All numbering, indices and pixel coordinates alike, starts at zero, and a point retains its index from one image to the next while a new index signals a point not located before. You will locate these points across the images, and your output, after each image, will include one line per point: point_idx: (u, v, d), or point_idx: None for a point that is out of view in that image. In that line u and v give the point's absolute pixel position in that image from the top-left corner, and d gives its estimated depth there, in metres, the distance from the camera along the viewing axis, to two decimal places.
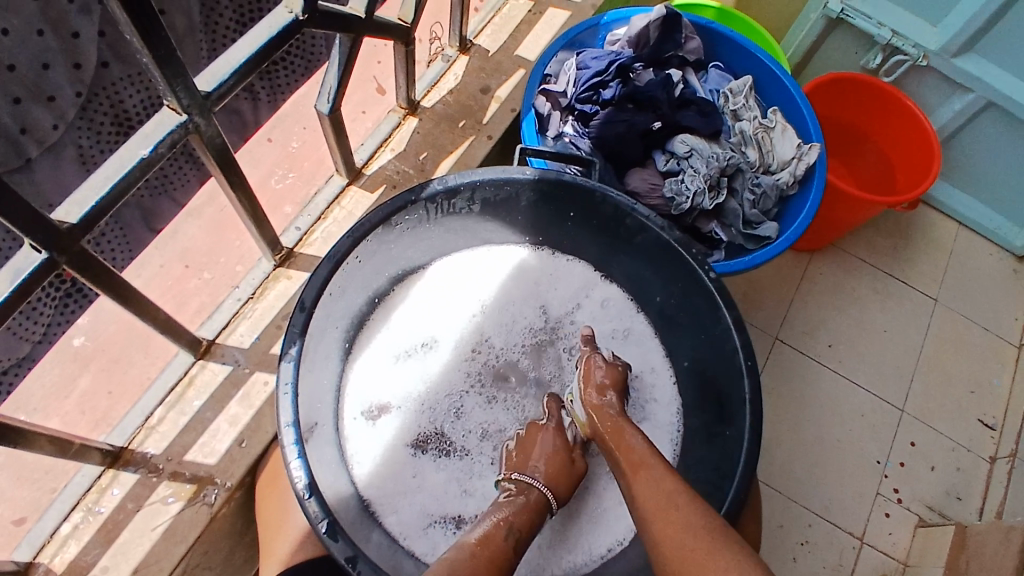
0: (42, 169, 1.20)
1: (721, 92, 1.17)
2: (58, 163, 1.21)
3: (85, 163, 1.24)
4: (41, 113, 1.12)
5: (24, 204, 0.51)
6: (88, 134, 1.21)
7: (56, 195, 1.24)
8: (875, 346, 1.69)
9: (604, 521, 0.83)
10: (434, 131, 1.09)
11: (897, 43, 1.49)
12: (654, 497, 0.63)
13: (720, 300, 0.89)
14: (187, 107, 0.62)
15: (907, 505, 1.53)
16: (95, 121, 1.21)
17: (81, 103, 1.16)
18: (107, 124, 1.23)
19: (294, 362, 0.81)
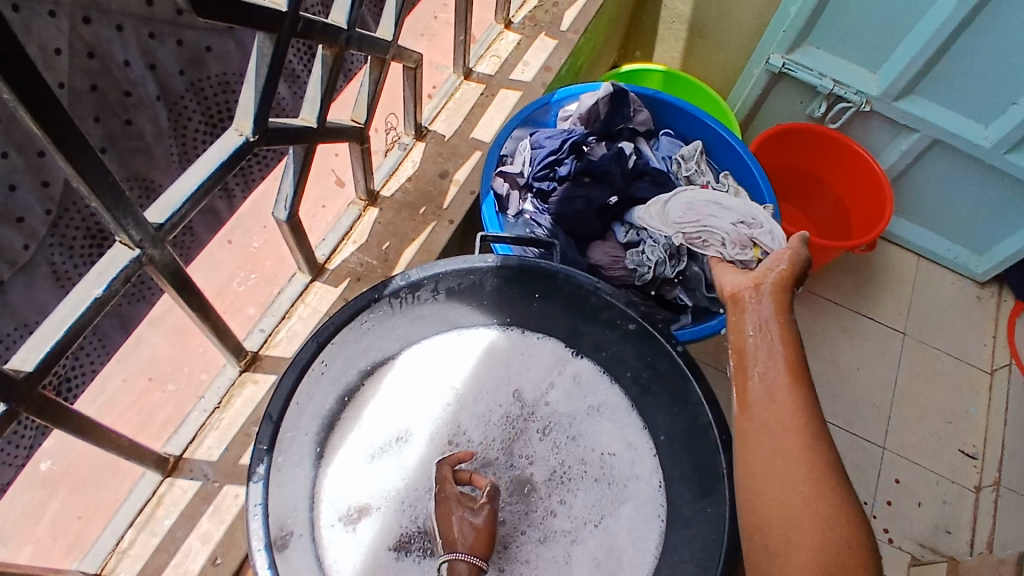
0: (17, 290, 1.08)
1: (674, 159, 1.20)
2: (32, 282, 1.10)
3: (60, 280, 1.13)
4: (10, 235, 1.04)
5: None
6: (61, 249, 1.11)
7: (33, 315, 1.12)
8: (851, 387, 1.71)
9: None
10: (395, 219, 1.10)
11: (840, 92, 1.56)
12: (779, 430, 0.66)
13: (689, 372, 0.91)
14: (140, 241, 0.62)
15: (899, 544, 1.51)
16: (64, 235, 1.12)
17: (50, 219, 1.08)
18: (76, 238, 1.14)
19: (263, 481, 0.80)
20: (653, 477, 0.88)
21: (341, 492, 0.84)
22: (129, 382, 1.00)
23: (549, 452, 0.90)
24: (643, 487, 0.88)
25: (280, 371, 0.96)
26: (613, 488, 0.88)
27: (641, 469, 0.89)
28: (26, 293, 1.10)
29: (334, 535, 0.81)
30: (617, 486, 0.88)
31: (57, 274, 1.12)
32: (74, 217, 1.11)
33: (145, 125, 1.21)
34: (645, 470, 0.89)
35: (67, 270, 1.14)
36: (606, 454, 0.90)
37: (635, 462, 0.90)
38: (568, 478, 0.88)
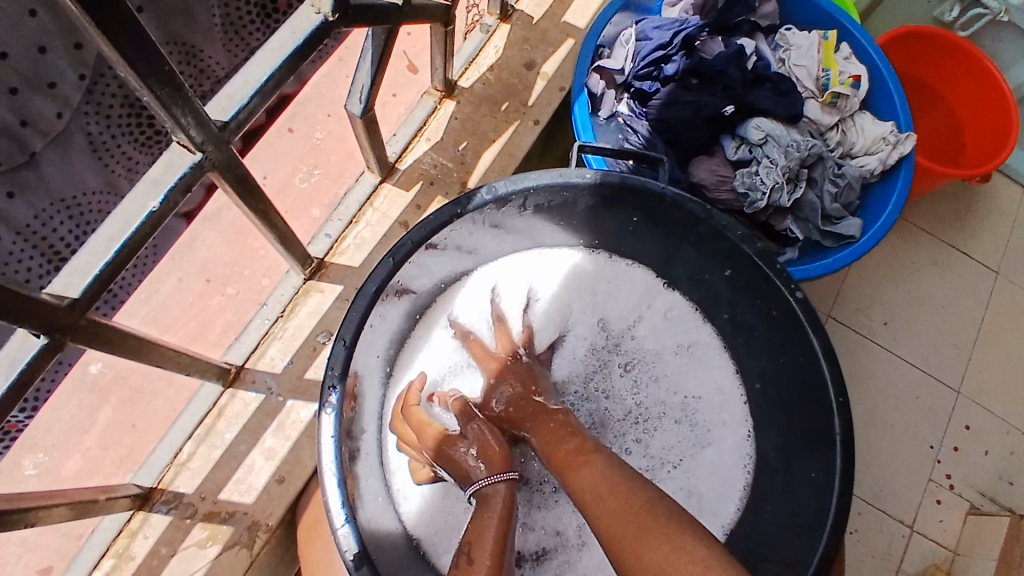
0: (50, 164, 0.82)
1: (780, 51, 1.04)
2: (69, 157, 0.82)
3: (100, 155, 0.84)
4: (42, 104, 0.77)
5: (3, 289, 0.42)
6: (98, 121, 0.82)
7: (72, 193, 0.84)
8: (937, 326, 1.39)
9: None
10: (474, 116, 0.96)
11: None
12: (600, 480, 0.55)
13: (807, 326, 0.76)
14: (202, 145, 0.52)
15: (959, 490, 1.30)
16: (101, 103, 0.82)
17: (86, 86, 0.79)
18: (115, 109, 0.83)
19: (336, 411, 0.68)
20: (740, 425, 0.90)
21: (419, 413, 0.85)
22: (186, 283, 0.90)
23: (630, 388, 0.90)
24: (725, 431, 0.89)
25: (347, 282, 0.88)
26: (695, 431, 0.90)
27: (727, 415, 0.90)
28: (67, 167, 0.83)
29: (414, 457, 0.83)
30: (699, 431, 0.90)
31: (94, 146, 0.84)
32: (113, 84, 0.81)
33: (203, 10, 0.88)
34: (733, 417, 0.90)
35: (106, 142, 0.85)
36: (689, 397, 0.91)
37: (719, 406, 0.91)
38: (648, 418, 0.90)
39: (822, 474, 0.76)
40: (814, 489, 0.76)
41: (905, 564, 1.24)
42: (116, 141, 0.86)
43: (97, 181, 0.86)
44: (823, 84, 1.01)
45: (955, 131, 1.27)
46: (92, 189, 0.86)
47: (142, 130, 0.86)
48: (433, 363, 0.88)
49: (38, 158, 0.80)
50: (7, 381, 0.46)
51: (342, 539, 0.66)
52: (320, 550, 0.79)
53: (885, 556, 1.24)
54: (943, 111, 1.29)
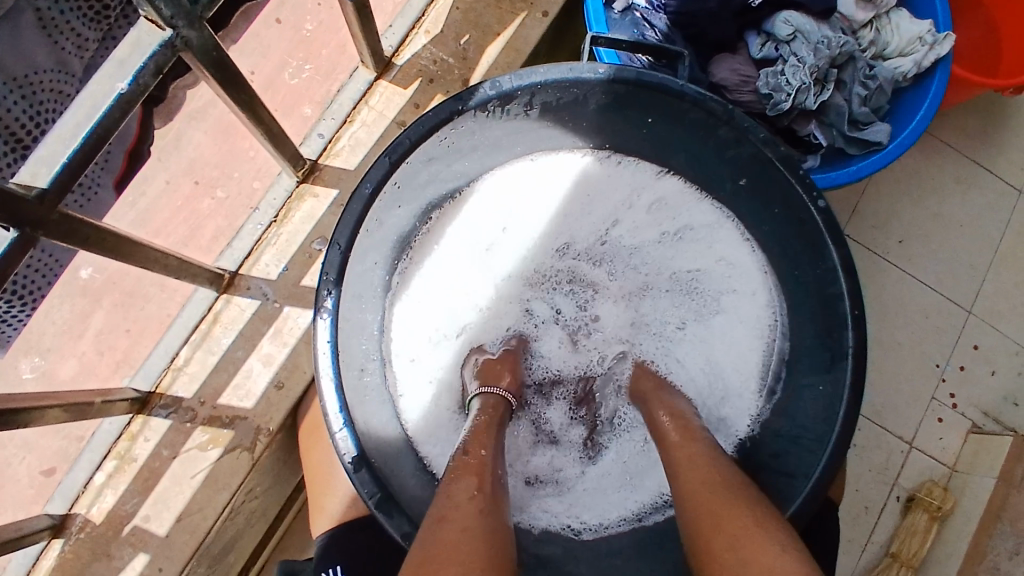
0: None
1: None
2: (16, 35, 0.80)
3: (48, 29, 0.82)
4: None
5: None
6: None
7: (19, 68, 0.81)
8: (952, 244, 1.32)
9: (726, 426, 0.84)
10: (477, 5, 0.88)
11: None
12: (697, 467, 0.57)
13: (829, 238, 0.72)
14: (172, 20, 0.47)
15: (961, 409, 1.27)
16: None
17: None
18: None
19: (332, 317, 0.66)
20: (762, 291, 0.87)
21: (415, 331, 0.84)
22: (174, 185, 0.86)
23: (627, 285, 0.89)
24: (740, 316, 0.87)
25: (343, 186, 0.84)
26: (711, 311, 0.88)
27: (742, 284, 0.88)
28: (12, 46, 0.80)
29: (417, 368, 0.82)
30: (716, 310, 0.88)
31: (41, 21, 0.82)
32: None
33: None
34: (748, 284, 0.87)
35: (56, 18, 0.83)
36: (698, 288, 0.89)
37: (734, 292, 0.88)
38: (653, 307, 0.88)
39: (829, 390, 0.74)
40: (820, 403, 0.75)
41: (901, 477, 1.24)
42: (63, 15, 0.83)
43: (46, 58, 0.83)
44: None
45: (989, 43, 1.10)
46: (41, 65, 0.83)
47: (90, 5, 0.85)
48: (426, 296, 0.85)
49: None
50: None
51: (342, 442, 0.65)
52: (318, 455, 0.77)
53: (882, 472, 1.24)
54: (978, 23, 1.11)
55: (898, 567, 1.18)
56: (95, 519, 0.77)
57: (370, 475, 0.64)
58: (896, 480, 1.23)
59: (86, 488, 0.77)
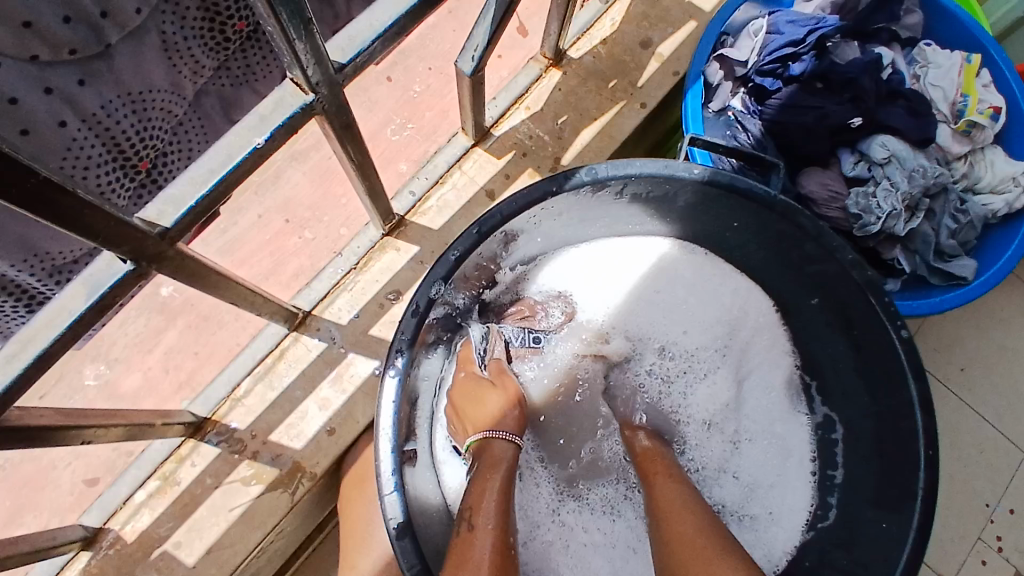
0: (122, 58, 0.73)
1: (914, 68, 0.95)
2: (137, 57, 0.74)
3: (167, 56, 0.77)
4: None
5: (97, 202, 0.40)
6: (173, 19, 0.75)
7: (133, 88, 0.76)
8: (1017, 384, 1.25)
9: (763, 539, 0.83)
10: (579, 90, 0.92)
11: None
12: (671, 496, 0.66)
13: (909, 372, 0.70)
14: (316, 86, 0.49)
15: (1005, 554, 1.18)
16: (179, 4, 0.74)
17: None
18: (195, 13, 0.77)
19: (399, 376, 0.66)
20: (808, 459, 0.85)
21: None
22: (265, 220, 0.88)
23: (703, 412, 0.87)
24: (780, 520, 0.83)
25: (424, 244, 0.85)
26: (775, 457, 0.86)
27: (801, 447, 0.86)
28: (136, 63, 0.74)
29: None
30: (780, 456, 0.86)
31: (165, 46, 0.76)
32: None
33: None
34: (797, 431, 0.86)
35: (179, 43, 0.77)
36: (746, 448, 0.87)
37: (788, 492, 0.84)
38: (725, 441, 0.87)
39: (891, 528, 0.71)
40: (882, 543, 0.71)
41: None
42: (189, 44, 0.79)
43: (165, 79, 0.78)
44: (959, 110, 0.92)
45: None
46: (159, 86, 0.79)
47: (216, 36, 0.81)
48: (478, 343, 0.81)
49: (111, 50, 0.71)
50: (89, 300, 0.45)
51: (388, 506, 0.63)
52: (362, 508, 0.78)
53: None
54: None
55: None
56: (128, 537, 0.77)
57: (412, 547, 0.63)
58: None
59: (126, 504, 0.77)
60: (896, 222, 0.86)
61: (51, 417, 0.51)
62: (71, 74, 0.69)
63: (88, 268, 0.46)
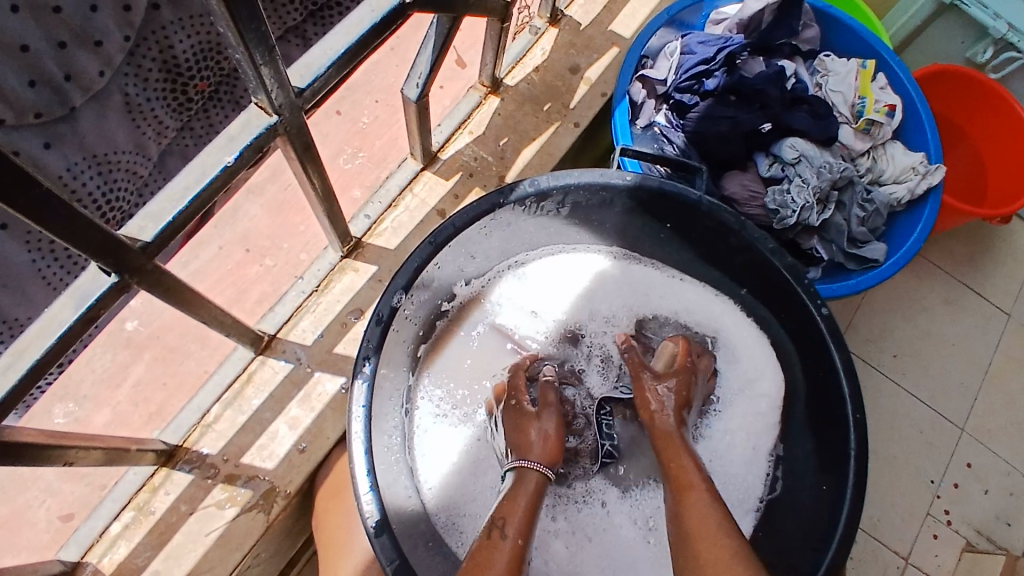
0: (86, 120, 0.78)
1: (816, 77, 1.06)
2: (103, 116, 0.79)
3: (133, 116, 0.82)
4: (87, 60, 0.73)
5: (90, 220, 0.45)
6: (136, 83, 0.80)
7: (102, 150, 0.81)
8: (944, 364, 1.35)
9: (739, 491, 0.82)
10: (517, 113, 0.99)
11: (1012, 39, 1.23)
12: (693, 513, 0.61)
13: (831, 343, 0.77)
14: (279, 109, 0.55)
15: (955, 526, 1.26)
16: (141, 67, 0.79)
17: (129, 50, 0.77)
18: (156, 73, 0.81)
19: (368, 383, 0.70)
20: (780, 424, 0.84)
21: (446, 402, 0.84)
22: (225, 251, 0.93)
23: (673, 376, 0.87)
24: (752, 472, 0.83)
25: (382, 263, 0.90)
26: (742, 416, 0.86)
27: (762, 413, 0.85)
28: (100, 124, 0.79)
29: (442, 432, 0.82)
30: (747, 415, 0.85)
31: (129, 107, 0.81)
32: (155, 44, 0.79)
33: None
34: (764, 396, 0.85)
35: (142, 104, 0.82)
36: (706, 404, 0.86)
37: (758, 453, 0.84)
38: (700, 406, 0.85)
39: (831, 488, 0.76)
40: (823, 503, 0.77)
41: None
42: (151, 105, 0.83)
43: (128, 140, 0.83)
44: (858, 111, 1.03)
45: (974, 177, 1.30)
46: (123, 147, 0.83)
47: (178, 95, 0.86)
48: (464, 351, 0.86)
49: (76, 113, 0.76)
50: (77, 312, 0.50)
51: (366, 504, 0.67)
52: (340, 518, 0.81)
53: None
54: (965, 155, 1.32)
55: None
56: (106, 570, 0.77)
57: (390, 542, 0.67)
58: None
59: (101, 537, 0.78)
60: (809, 215, 0.95)
61: (37, 436, 0.55)
62: (36, 138, 0.74)
63: (73, 283, 0.50)
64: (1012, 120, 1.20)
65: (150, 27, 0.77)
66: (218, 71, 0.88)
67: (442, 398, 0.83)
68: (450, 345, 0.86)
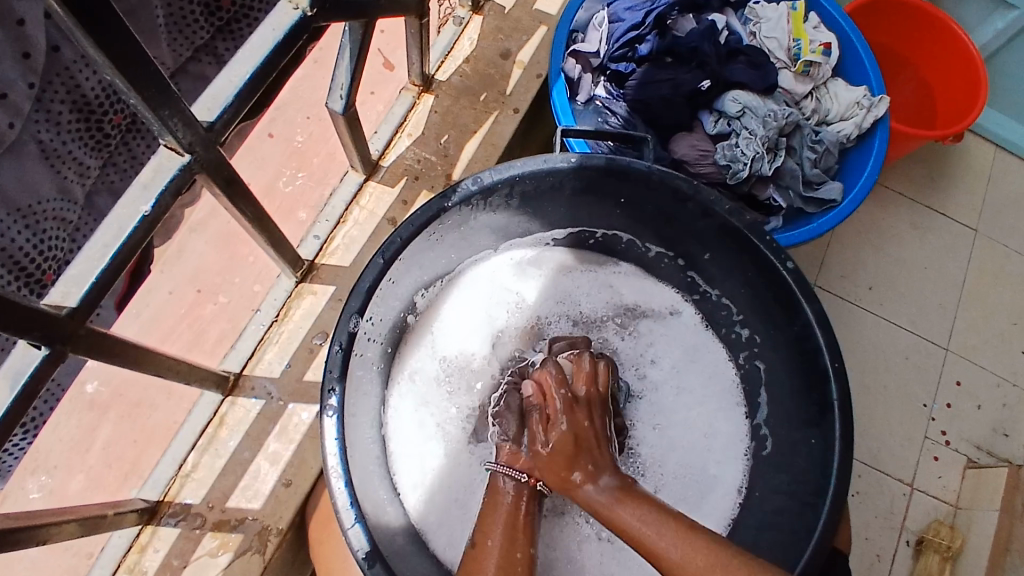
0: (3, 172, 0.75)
1: (750, 27, 1.04)
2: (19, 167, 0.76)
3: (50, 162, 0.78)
4: None
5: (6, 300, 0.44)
6: (48, 127, 0.77)
7: (24, 201, 0.78)
8: (920, 289, 1.36)
9: (713, 458, 0.87)
10: (454, 108, 0.97)
11: None
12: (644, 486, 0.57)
13: (799, 294, 0.75)
14: (190, 147, 0.53)
15: (955, 446, 1.27)
16: (52, 111, 0.76)
17: (36, 95, 0.74)
18: (69, 116, 0.78)
19: (338, 414, 0.68)
20: (730, 385, 0.90)
21: (420, 415, 0.84)
22: (177, 295, 0.91)
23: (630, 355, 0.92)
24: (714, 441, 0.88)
25: (340, 282, 0.88)
26: (697, 386, 0.91)
27: (715, 380, 0.90)
28: (18, 176, 0.76)
29: (427, 446, 0.83)
30: (701, 381, 0.91)
31: (45, 154, 0.78)
32: (62, 86, 0.76)
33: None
34: (712, 362, 0.92)
35: (58, 148, 0.79)
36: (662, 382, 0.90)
37: (718, 421, 0.89)
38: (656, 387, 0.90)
39: (821, 438, 0.75)
40: (813, 456, 0.76)
41: (907, 520, 1.22)
42: (68, 147, 0.80)
43: (52, 188, 0.80)
44: (795, 53, 1.02)
45: (926, 102, 1.29)
46: (46, 195, 0.80)
47: (94, 133, 0.82)
48: (429, 367, 0.87)
49: None
50: (14, 391, 0.48)
51: (353, 538, 0.66)
52: (336, 546, 0.80)
53: (887, 518, 1.22)
54: (912, 82, 1.31)
55: None
56: None
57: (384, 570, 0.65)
58: (903, 525, 1.22)
59: None
60: (763, 168, 0.95)
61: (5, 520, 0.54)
62: None
63: (5, 362, 0.48)
64: (953, 41, 1.20)
65: (55, 69, 0.74)
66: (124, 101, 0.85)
67: (417, 409, 0.84)
68: (415, 361, 0.87)
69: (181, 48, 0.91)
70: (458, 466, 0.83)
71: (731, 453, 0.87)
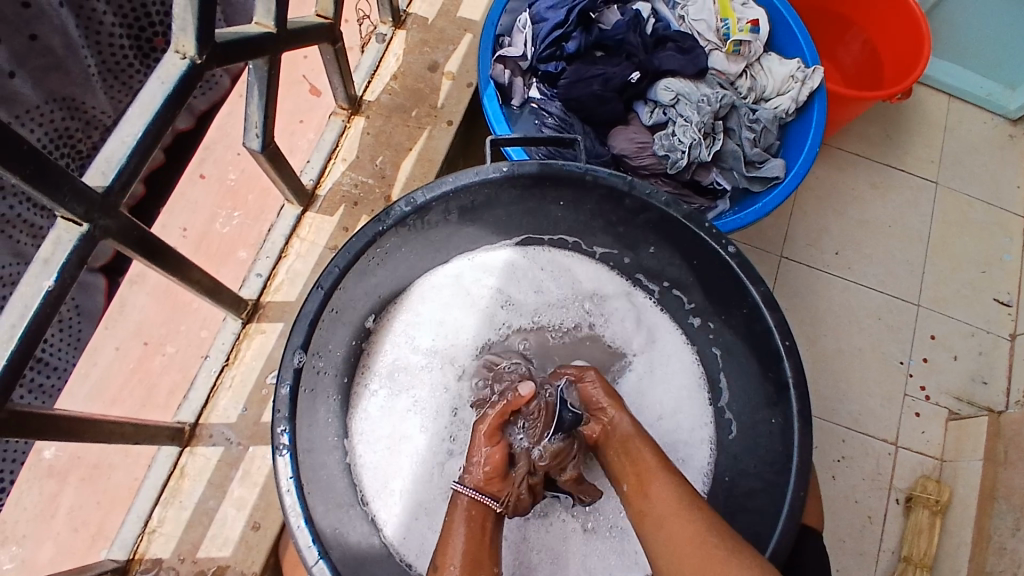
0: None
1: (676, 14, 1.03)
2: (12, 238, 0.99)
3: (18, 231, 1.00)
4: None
5: None
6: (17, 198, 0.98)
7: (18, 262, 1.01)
8: (884, 248, 1.36)
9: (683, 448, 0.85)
10: (386, 127, 0.96)
11: None
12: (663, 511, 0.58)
13: (744, 278, 0.73)
14: (86, 215, 0.51)
15: (935, 400, 1.27)
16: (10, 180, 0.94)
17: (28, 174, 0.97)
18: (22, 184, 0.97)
19: (291, 452, 0.65)
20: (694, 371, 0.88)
21: (387, 419, 0.82)
22: (124, 349, 0.98)
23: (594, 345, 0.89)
24: (683, 427, 0.86)
25: (287, 318, 0.87)
26: (661, 371, 0.88)
27: (677, 365, 0.88)
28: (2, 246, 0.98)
29: (390, 469, 0.80)
30: (663, 364, 0.88)
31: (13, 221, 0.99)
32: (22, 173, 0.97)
33: (56, 40, 0.89)
34: (674, 347, 0.89)
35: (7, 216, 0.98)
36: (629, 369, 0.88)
37: (682, 407, 0.87)
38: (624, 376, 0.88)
39: (780, 419, 0.74)
40: (774, 437, 0.76)
41: (895, 479, 1.22)
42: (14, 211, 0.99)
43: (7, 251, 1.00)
44: (725, 34, 1.01)
45: (875, 60, 1.28)
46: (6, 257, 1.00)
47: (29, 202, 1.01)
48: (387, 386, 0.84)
49: None
50: None
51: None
52: None
53: (875, 479, 1.22)
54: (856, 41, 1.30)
55: (913, 570, 1.14)
56: None
57: None
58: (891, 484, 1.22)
59: None
60: (700, 154, 0.95)
61: None
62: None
63: None
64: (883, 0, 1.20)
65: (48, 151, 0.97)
66: (72, 150, 1.02)
67: (384, 428, 0.82)
68: (371, 380, 0.84)
69: (118, 95, 1.03)
70: (427, 482, 0.80)
71: (701, 438, 0.86)
